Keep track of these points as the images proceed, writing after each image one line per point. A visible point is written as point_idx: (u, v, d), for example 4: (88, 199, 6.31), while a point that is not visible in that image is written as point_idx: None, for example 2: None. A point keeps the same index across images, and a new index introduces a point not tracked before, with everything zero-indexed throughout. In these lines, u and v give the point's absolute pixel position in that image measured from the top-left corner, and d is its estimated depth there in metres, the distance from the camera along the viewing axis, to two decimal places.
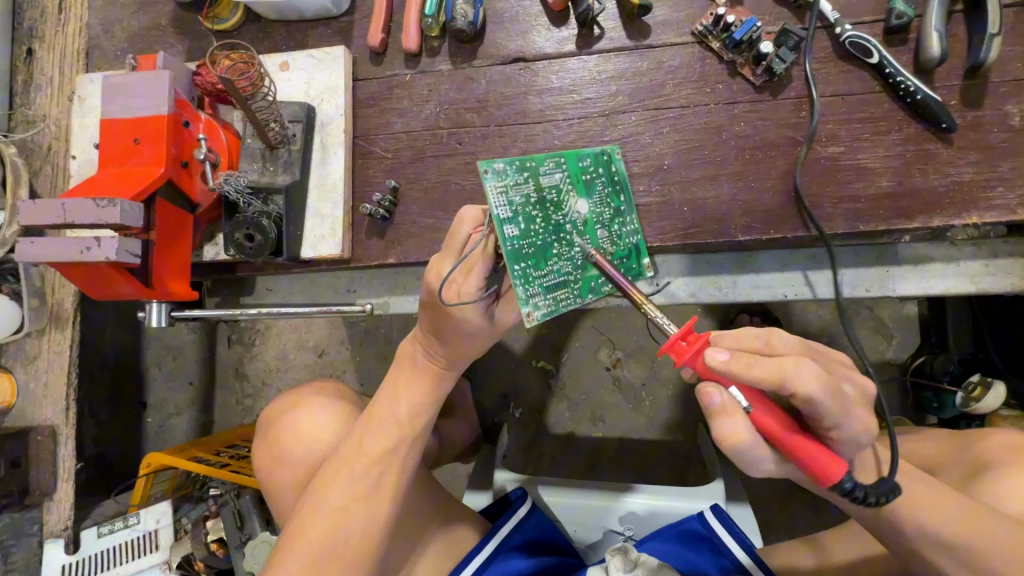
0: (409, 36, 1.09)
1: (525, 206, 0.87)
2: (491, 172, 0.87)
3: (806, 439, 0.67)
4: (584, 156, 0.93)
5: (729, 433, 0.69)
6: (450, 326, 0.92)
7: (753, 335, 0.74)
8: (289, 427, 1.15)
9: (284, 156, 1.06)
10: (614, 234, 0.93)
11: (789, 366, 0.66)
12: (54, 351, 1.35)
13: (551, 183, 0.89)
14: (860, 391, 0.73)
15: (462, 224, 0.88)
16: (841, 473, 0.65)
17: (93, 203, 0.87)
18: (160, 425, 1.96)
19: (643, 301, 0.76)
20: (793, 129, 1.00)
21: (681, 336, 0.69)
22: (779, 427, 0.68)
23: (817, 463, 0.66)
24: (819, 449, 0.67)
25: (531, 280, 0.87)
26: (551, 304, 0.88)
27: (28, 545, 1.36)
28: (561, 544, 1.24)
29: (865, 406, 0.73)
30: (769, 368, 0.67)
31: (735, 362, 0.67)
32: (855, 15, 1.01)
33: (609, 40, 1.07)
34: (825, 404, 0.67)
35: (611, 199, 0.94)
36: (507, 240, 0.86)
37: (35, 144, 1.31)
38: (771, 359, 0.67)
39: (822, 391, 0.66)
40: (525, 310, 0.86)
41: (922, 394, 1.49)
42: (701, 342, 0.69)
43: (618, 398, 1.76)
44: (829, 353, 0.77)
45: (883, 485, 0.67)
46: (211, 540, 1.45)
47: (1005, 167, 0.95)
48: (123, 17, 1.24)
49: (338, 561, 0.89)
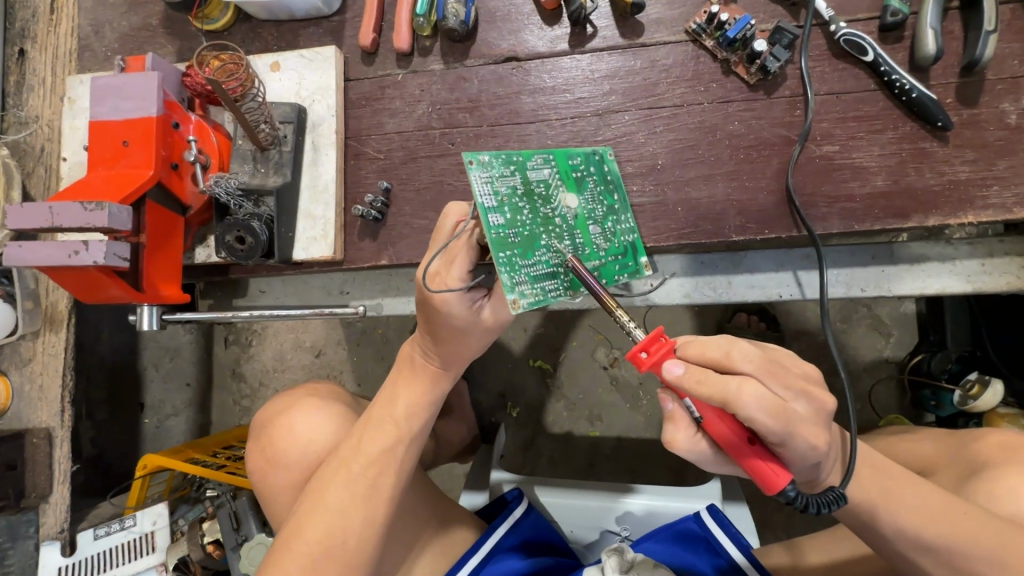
0: (401, 36, 1.09)
1: (511, 197, 0.85)
2: (476, 163, 0.84)
3: (754, 451, 0.68)
4: (574, 155, 0.94)
5: (671, 438, 0.74)
6: (442, 326, 0.91)
7: (713, 344, 0.70)
8: (284, 429, 1.13)
9: (275, 157, 1.05)
10: (608, 231, 0.92)
11: (733, 387, 0.66)
12: (49, 353, 1.34)
13: (538, 177, 0.89)
14: (815, 406, 0.70)
15: (449, 216, 0.89)
16: (782, 487, 0.66)
17: (79, 206, 0.86)
18: (157, 426, 1.95)
19: (615, 306, 0.72)
20: (788, 128, 0.99)
21: (642, 348, 0.68)
22: (727, 439, 0.69)
23: (760, 475, 0.67)
24: (767, 460, 0.67)
25: (517, 268, 0.82)
26: (539, 295, 0.83)
27: (25, 548, 1.35)
28: (558, 544, 1.22)
29: (822, 423, 0.70)
30: (714, 390, 0.66)
31: (687, 377, 0.67)
32: (849, 13, 1.00)
33: (602, 38, 1.06)
34: (770, 426, 0.66)
35: (603, 197, 0.94)
36: (492, 228, 0.82)
37: (27, 145, 1.30)
38: (719, 378, 0.66)
39: (768, 412, 0.65)
40: (511, 296, 0.80)
41: (920, 390, 1.52)
42: (662, 351, 0.68)
43: (615, 398, 1.76)
44: (789, 361, 0.73)
45: (829, 495, 0.68)
46: (207, 542, 1.43)
47: (1001, 165, 0.94)
48: (114, 17, 1.23)
49: (338, 564, 0.86)
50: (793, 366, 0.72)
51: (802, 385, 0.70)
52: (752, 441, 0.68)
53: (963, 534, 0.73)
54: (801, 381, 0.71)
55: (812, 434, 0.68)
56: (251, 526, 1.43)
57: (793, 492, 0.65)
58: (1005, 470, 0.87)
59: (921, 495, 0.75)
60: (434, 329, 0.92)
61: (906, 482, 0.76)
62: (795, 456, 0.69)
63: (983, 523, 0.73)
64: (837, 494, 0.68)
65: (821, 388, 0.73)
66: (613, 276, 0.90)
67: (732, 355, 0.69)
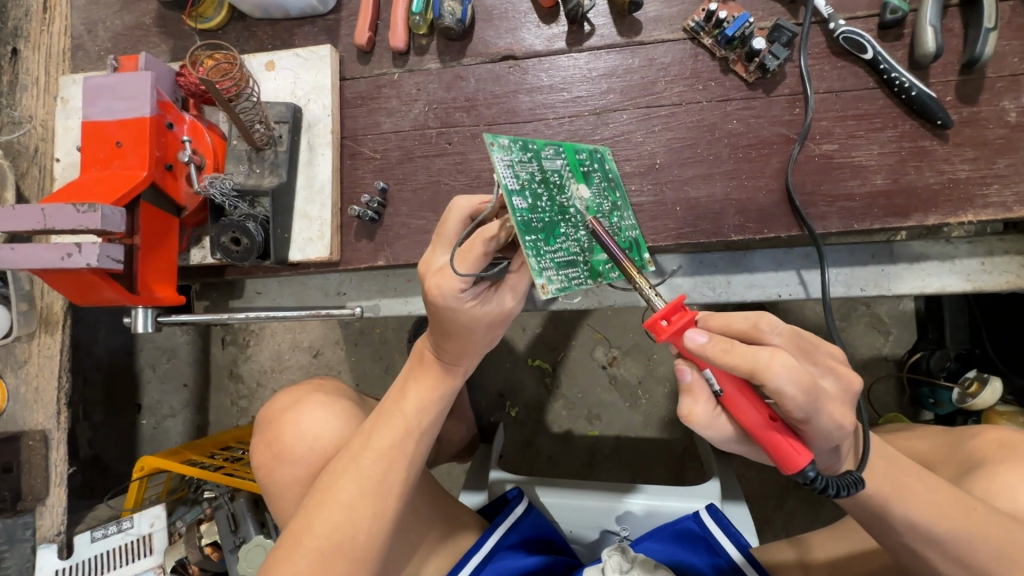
0: (397, 34, 1.07)
1: (530, 182, 0.83)
2: (496, 146, 0.81)
3: (775, 427, 0.67)
4: (581, 150, 0.93)
5: (688, 411, 0.74)
6: (444, 322, 0.91)
7: (739, 317, 0.72)
8: (291, 425, 1.13)
9: (270, 157, 1.04)
10: (615, 226, 0.91)
11: (764, 357, 0.64)
12: (44, 355, 1.33)
13: (552, 166, 0.86)
14: (842, 386, 0.72)
15: (453, 214, 0.87)
16: (802, 466, 0.65)
17: (72, 208, 0.85)
18: (155, 427, 1.94)
19: (636, 274, 0.71)
20: (787, 127, 0.99)
21: (664, 315, 0.67)
22: (749, 413, 0.67)
23: (780, 454, 0.66)
24: (788, 438, 0.66)
25: (542, 253, 0.80)
26: (563, 280, 0.81)
27: (22, 551, 1.34)
28: (559, 543, 1.21)
29: (847, 404, 0.71)
30: (743, 358, 0.64)
31: (711, 346, 0.65)
32: (848, 10, 0.99)
33: (600, 36, 1.05)
34: (798, 400, 0.65)
35: (608, 193, 0.94)
36: (517, 212, 0.79)
37: (20, 145, 1.29)
38: (747, 348, 0.65)
39: (798, 385, 0.64)
40: (539, 280, 0.77)
41: (919, 389, 1.52)
42: (685, 320, 0.67)
43: (614, 397, 1.75)
44: (823, 341, 0.74)
45: (848, 478, 0.67)
46: (205, 544, 1.45)
47: (1001, 163, 0.93)
48: (107, 16, 1.22)
49: (348, 560, 0.85)
50: (824, 345, 0.73)
51: (830, 363, 0.72)
52: (773, 418, 0.67)
53: (966, 533, 0.72)
54: (832, 360, 0.72)
55: (838, 414, 0.69)
56: (249, 529, 1.41)
57: (813, 473, 0.64)
58: (1006, 467, 0.87)
59: (925, 493, 0.74)
60: (440, 322, 0.91)
61: (909, 480, 0.75)
62: (818, 433, 0.69)
63: (985, 521, 0.73)
64: (856, 478, 0.67)
65: (848, 369, 0.74)
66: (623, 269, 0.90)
67: (760, 327, 0.71)
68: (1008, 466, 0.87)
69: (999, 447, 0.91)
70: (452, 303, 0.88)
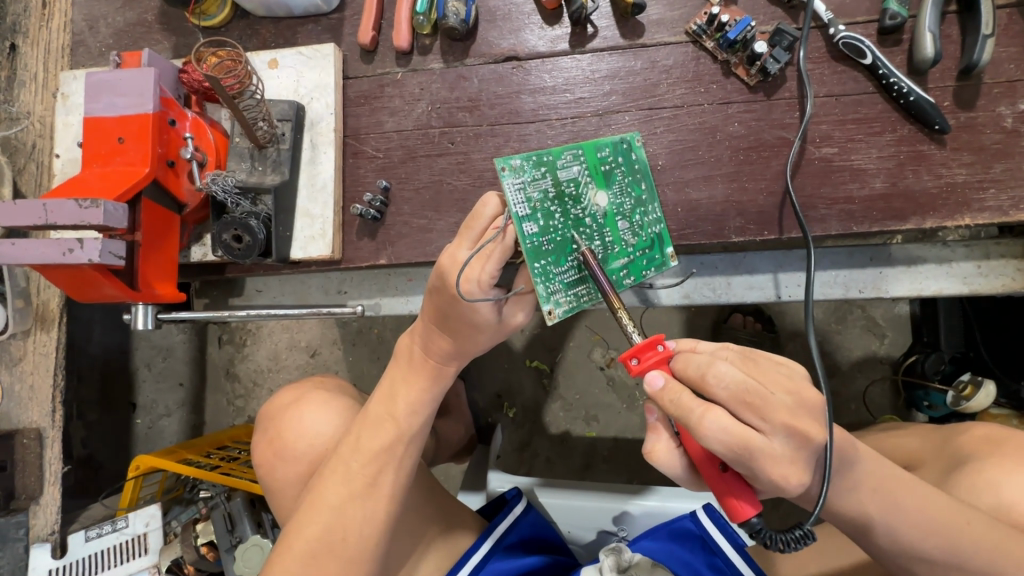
0: (401, 34, 1.08)
1: (543, 202, 0.86)
2: (508, 168, 0.85)
3: (729, 475, 0.69)
4: (603, 146, 0.91)
5: (650, 447, 0.75)
6: (460, 317, 0.90)
7: (694, 362, 0.70)
8: (290, 423, 1.13)
9: (273, 156, 1.04)
10: (636, 225, 0.91)
11: (695, 416, 0.66)
12: (40, 352, 1.32)
13: (568, 176, 0.88)
14: (796, 443, 0.67)
15: (485, 208, 0.87)
16: (749, 516, 0.67)
17: (75, 203, 0.85)
18: (149, 426, 1.92)
19: (618, 307, 0.75)
20: (787, 130, 1.00)
21: (635, 354, 0.71)
22: (705, 460, 0.70)
23: (730, 503, 0.68)
24: (736, 485, 0.69)
25: (552, 277, 0.86)
26: (573, 301, 0.88)
27: (14, 550, 1.31)
28: (553, 541, 1.21)
29: (802, 459, 0.67)
30: (681, 415, 0.68)
31: (662, 393, 0.69)
32: (849, 15, 1.01)
33: (603, 39, 1.06)
34: (760, 454, 0.65)
35: (632, 188, 0.91)
36: (527, 237, 0.85)
37: (18, 141, 1.28)
38: (687, 402, 0.67)
39: (728, 444, 0.66)
40: (547, 307, 0.85)
41: (914, 391, 1.51)
42: (654, 358, 0.71)
43: (612, 398, 1.76)
44: (778, 387, 0.69)
45: (797, 533, 0.67)
46: (201, 544, 1.40)
47: (998, 168, 0.95)
48: (109, 13, 1.21)
49: (340, 560, 0.86)
50: (779, 393, 0.68)
51: (783, 418, 0.67)
52: (723, 467, 0.70)
53: (968, 541, 0.73)
54: (784, 413, 0.67)
55: (779, 473, 0.66)
56: (246, 529, 1.37)
57: (758, 523, 0.66)
58: (995, 462, 0.88)
59: (916, 498, 0.74)
60: (444, 316, 0.91)
61: (914, 490, 0.75)
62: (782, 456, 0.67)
63: (976, 525, 0.74)
64: (805, 532, 0.68)
65: (811, 423, 0.68)
66: (641, 273, 0.91)
67: (708, 377, 0.69)
68: (996, 461, 0.88)
69: (987, 443, 0.93)
70: (466, 308, 0.88)
